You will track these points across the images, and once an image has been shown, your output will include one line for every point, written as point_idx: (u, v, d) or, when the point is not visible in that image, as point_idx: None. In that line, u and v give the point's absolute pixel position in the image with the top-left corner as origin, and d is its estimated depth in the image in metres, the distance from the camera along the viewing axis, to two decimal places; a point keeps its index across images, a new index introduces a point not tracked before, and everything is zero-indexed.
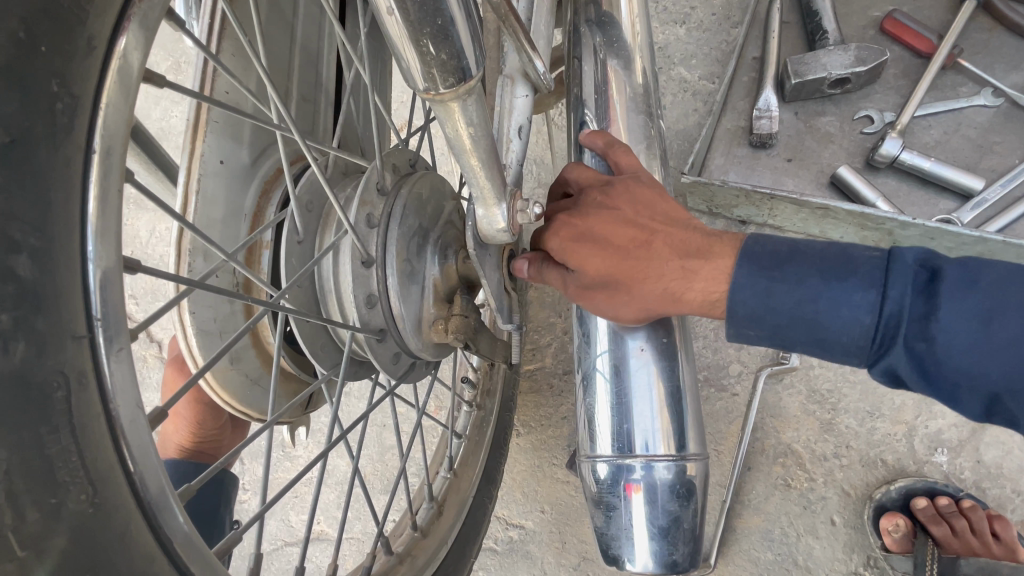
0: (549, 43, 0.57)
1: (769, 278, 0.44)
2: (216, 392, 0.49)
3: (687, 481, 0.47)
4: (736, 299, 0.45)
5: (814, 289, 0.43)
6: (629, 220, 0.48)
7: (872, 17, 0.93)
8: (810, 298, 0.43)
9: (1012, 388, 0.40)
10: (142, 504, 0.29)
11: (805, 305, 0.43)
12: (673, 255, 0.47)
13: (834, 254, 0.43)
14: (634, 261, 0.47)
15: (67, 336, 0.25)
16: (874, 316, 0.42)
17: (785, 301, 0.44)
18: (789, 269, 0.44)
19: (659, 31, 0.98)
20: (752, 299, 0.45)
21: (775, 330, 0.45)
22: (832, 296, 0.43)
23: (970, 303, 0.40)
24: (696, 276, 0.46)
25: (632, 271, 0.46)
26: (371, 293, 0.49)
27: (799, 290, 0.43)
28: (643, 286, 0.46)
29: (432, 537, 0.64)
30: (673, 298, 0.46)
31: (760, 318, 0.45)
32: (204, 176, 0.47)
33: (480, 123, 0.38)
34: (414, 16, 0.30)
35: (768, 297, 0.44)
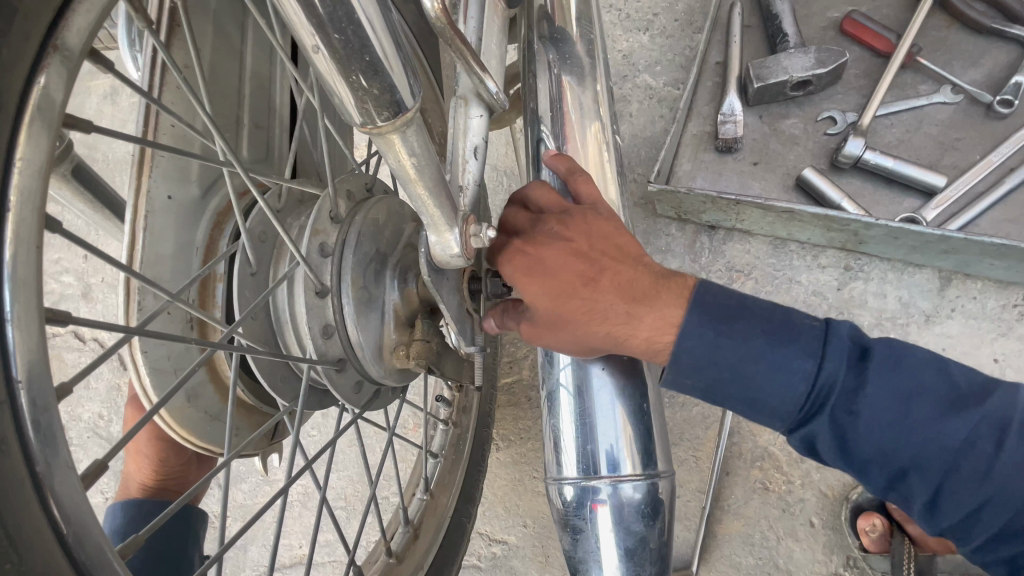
0: (502, 61, 0.57)
1: (718, 330, 0.45)
2: (174, 430, 0.48)
3: (653, 499, 0.47)
4: (681, 347, 0.45)
5: (757, 348, 0.44)
6: (584, 253, 0.47)
7: (832, 18, 0.94)
8: (753, 358, 0.44)
9: (919, 466, 0.43)
10: (77, 566, 0.28)
11: (746, 363, 0.44)
12: (619, 297, 0.46)
13: (780, 318, 0.45)
14: (579, 300, 0.46)
15: None
16: (808, 385, 0.44)
17: (728, 358, 0.45)
18: (737, 324, 0.45)
19: (622, 39, 0.99)
20: (698, 349, 0.45)
21: (713, 383, 0.46)
22: (772, 359, 0.44)
23: (894, 383, 0.43)
24: (644, 319, 0.45)
25: (577, 310, 0.46)
26: (327, 323, 0.48)
27: (743, 348, 0.44)
28: (587, 326, 0.46)
29: (408, 562, 0.63)
30: (618, 342, 0.46)
31: (702, 368, 0.45)
32: (151, 213, 0.46)
33: (423, 152, 0.38)
34: (341, 54, 0.30)
35: (713, 349, 0.45)
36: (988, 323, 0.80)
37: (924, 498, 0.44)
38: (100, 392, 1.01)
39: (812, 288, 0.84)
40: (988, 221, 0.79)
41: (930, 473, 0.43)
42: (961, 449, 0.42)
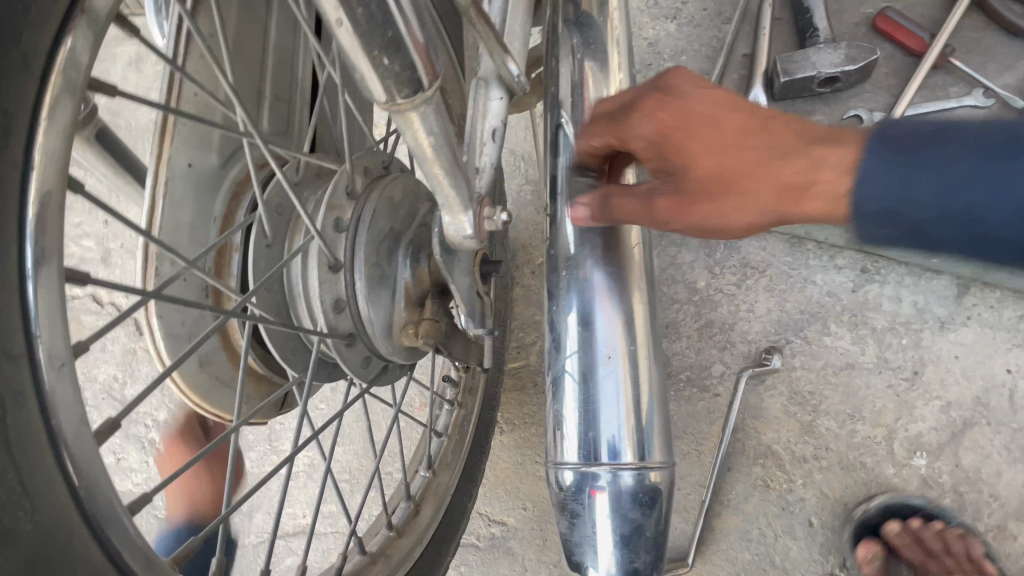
0: (525, 43, 0.56)
1: (912, 162, 0.30)
2: (187, 395, 0.48)
3: (652, 489, 0.47)
4: (868, 179, 0.32)
5: (988, 151, 0.29)
6: (736, 124, 0.38)
7: (865, 14, 0.92)
8: (965, 184, 0.29)
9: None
10: (87, 517, 0.29)
11: (962, 187, 0.29)
12: (793, 143, 0.36)
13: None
14: (748, 154, 0.37)
15: (4, 357, 0.25)
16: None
17: (921, 193, 0.30)
18: (931, 148, 0.30)
19: (649, 27, 0.97)
20: (882, 192, 0.32)
21: (917, 230, 0.31)
22: (999, 179, 0.28)
23: None
24: (818, 168, 0.35)
25: (743, 165, 0.37)
26: (339, 297, 0.49)
27: (947, 174, 0.30)
28: (751, 182, 0.37)
29: (408, 535, 0.64)
30: (787, 199, 0.36)
31: (898, 217, 0.31)
32: (170, 180, 0.47)
33: (440, 132, 0.38)
34: (364, 29, 0.30)
35: (905, 185, 0.30)
36: (1004, 333, 0.80)
37: None
38: (116, 354, 1.04)
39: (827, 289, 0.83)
40: None
41: None
42: None
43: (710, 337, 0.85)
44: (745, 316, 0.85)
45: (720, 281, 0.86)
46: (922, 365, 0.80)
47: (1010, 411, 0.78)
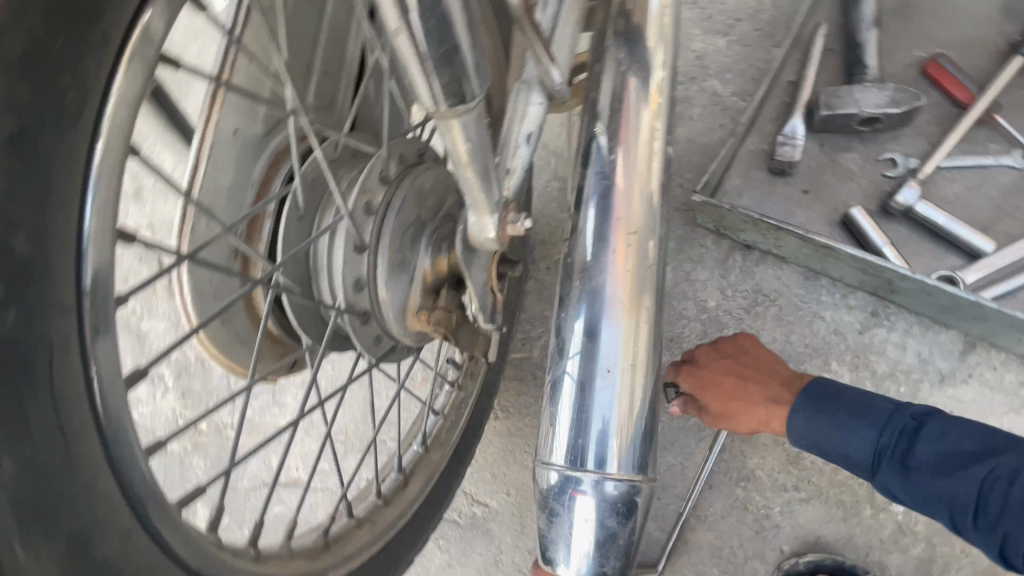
0: (572, 51, 0.57)
1: (818, 410, 0.64)
2: (207, 348, 0.51)
3: (630, 500, 0.49)
4: (794, 424, 0.66)
5: (845, 425, 0.62)
6: (739, 373, 0.72)
7: (917, 57, 0.91)
8: (837, 438, 0.63)
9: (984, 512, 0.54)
10: (110, 458, 0.32)
11: (836, 431, 0.63)
12: (762, 400, 0.69)
13: (857, 405, 0.63)
14: (739, 406, 0.71)
15: (52, 309, 0.28)
16: (870, 455, 0.62)
17: (824, 430, 0.64)
18: (832, 406, 0.64)
19: (699, 40, 0.97)
20: (801, 426, 0.65)
21: (817, 444, 0.65)
22: (849, 432, 0.62)
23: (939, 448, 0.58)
24: (757, 408, 0.69)
25: (737, 408, 0.71)
26: (360, 277, 0.51)
27: (833, 421, 0.63)
28: (747, 414, 0.70)
29: (394, 506, 0.66)
30: (765, 425, 0.70)
31: (807, 436, 0.65)
32: (216, 145, 0.48)
33: (478, 141, 0.40)
34: (420, 42, 0.31)
35: (815, 425, 0.64)
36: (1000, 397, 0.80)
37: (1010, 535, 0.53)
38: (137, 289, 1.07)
39: (834, 326, 0.84)
40: None
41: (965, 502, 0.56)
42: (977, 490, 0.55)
43: None
44: None
45: (730, 303, 0.87)
46: None
47: None
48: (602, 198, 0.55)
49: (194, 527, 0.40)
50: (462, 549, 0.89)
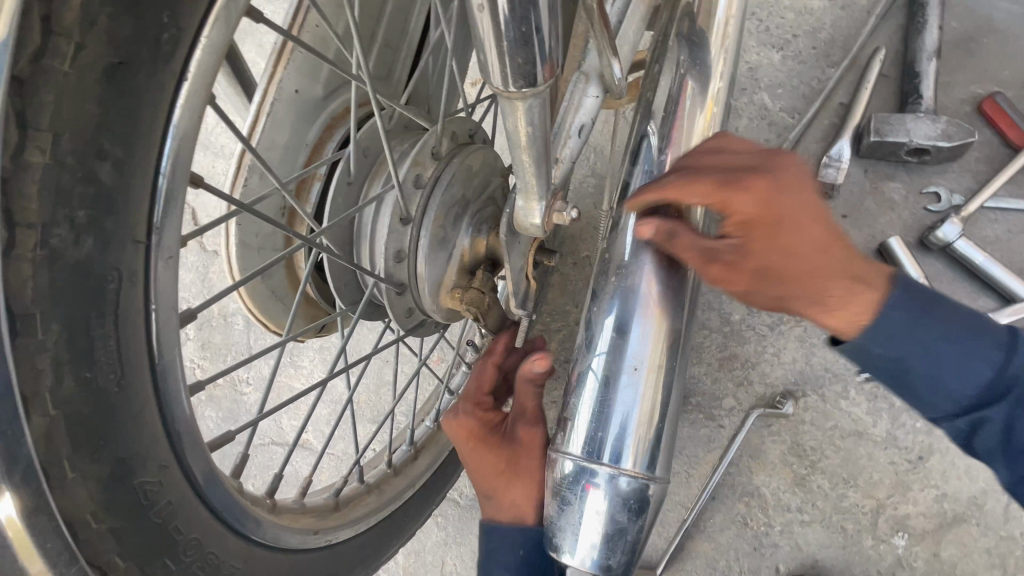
0: (634, 48, 0.57)
1: (923, 309, 0.46)
2: (245, 302, 0.52)
3: (642, 498, 0.50)
4: (882, 320, 0.46)
5: (958, 334, 0.47)
6: (817, 211, 0.42)
7: (974, 93, 0.90)
8: (937, 346, 0.46)
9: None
10: (158, 394, 0.33)
11: (942, 343, 0.46)
12: (813, 249, 0.43)
13: (966, 328, 0.47)
14: (802, 271, 0.43)
15: (123, 238, 0.29)
16: (992, 374, 0.47)
17: (926, 335, 0.46)
18: (938, 312, 0.47)
19: (754, 51, 0.97)
20: (899, 322, 0.46)
21: (899, 361, 0.47)
22: (961, 346, 0.47)
23: None
24: (819, 247, 0.43)
25: (803, 278, 0.44)
26: (402, 249, 0.51)
27: (937, 328, 0.46)
28: (812, 291, 0.45)
29: (402, 477, 0.67)
30: (824, 301, 0.45)
31: (901, 343, 0.46)
32: (278, 101, 0.50)
33: (540, 124, 0.40)
34: (501, 18, 0.31)
35: (915, 326, 0.46)
36: None
37: None
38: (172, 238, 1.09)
39: None
40: None
41: None
42: None
43: (729, 370, 0.87)
44: (769, 359, 0.86)
45: (755, 319, 0.87)
46: (929, 452, 0.80)
47: (1002, 519, 0.78)
48: None
49: (226, 476, 0.40)
50: (460, 528, 0.90)
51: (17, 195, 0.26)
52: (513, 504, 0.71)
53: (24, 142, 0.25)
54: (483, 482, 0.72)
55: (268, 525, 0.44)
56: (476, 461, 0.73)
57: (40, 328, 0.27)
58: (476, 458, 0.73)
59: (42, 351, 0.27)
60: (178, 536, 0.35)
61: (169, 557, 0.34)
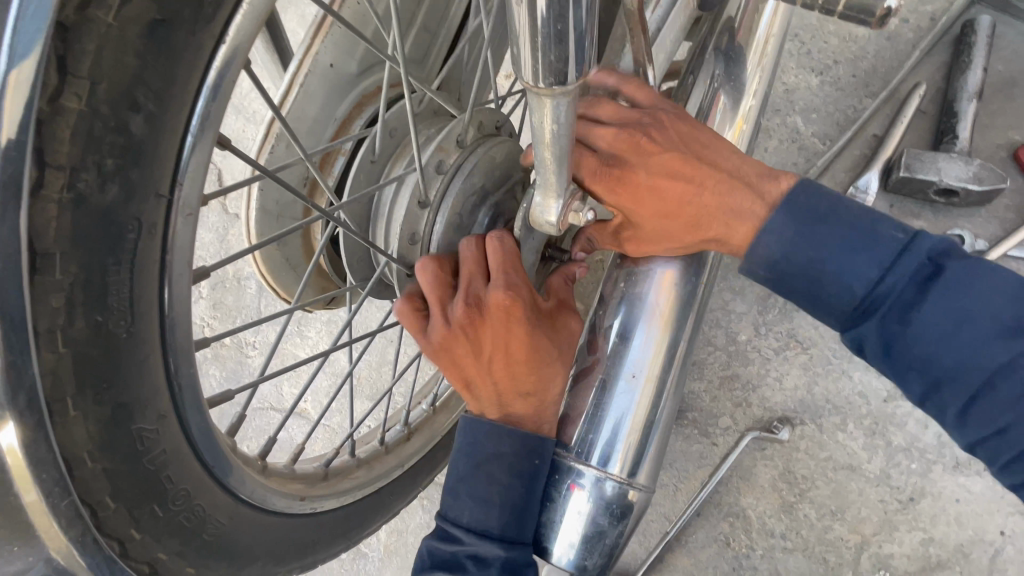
0: (670, 57, 0.57)
1: (797, 230, 0.47)
2: (260, 266, 0.54)
3: (624, 504, 0.50)
4: (762, 240, 0.48)
5: (827, 251, 0.46)
6: (672, 162, 0.49)
7: (1012, 139, 0.88)
8: (823, 258, 0.47)
9: (954, 378, 0.45)
10: (165, 345, 0.34)
11: (816, 263, 0.47)
12: (672, 192, 0.49)
13: (861, 229, 0.47)
14: (679, 211, 0.50)
15: (147, 189, 0.30)
16: (867, 289, 0.46)
17: (801, 253, 0.47)
18: (820, 227, 0.47)
19: (792, 73, 0.96)
20: (775, 245, 0.48)
21: (781, 276, 0.49)
22: (841, 260, 0.46)
23: (955, 304, 0.44)
24: (685, 194, 0.49)
25: (686, 215, 0.50)
26: (416, 232, 0.52)
27: (816, 246, 0.47)
28: (697, 222, 0.50)
29: (393, 455, 0.68)
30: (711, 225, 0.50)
31: (773, 262, 0.48)
32: (311, 73, 0.51)
33: (566, 123, 0.40)
34: (539, 15, 0.32)
35: (789, 246, 0.47)
36: (1013, 496, 0.78)
37: (957, 407, 0.45)
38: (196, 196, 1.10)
39: (860, 388, 0.83)
40: None
41: (964, 387, 0.44)
42: (984, 365, 0.43)
43: (729, 389, 0.87)
44: (771, 383, 0.86)
45: (761, 341, 0.87)
46: (920, 494, 0.79)
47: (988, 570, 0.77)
48: None
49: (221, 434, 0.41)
50: None
51: (49, 138, 0.26)
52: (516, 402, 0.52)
53: (63, 86, 0.26)
54: (493, 371, 0.51)
55: (257, 480, 0.46)
56: (496, 331, 0.49)
57: (58, 268, 0.28)
58: (497, 334, 0.49)
59: (58, 291, 0.28)
60: (168, 485, 0.35)
61: (158, 506, 0.35)
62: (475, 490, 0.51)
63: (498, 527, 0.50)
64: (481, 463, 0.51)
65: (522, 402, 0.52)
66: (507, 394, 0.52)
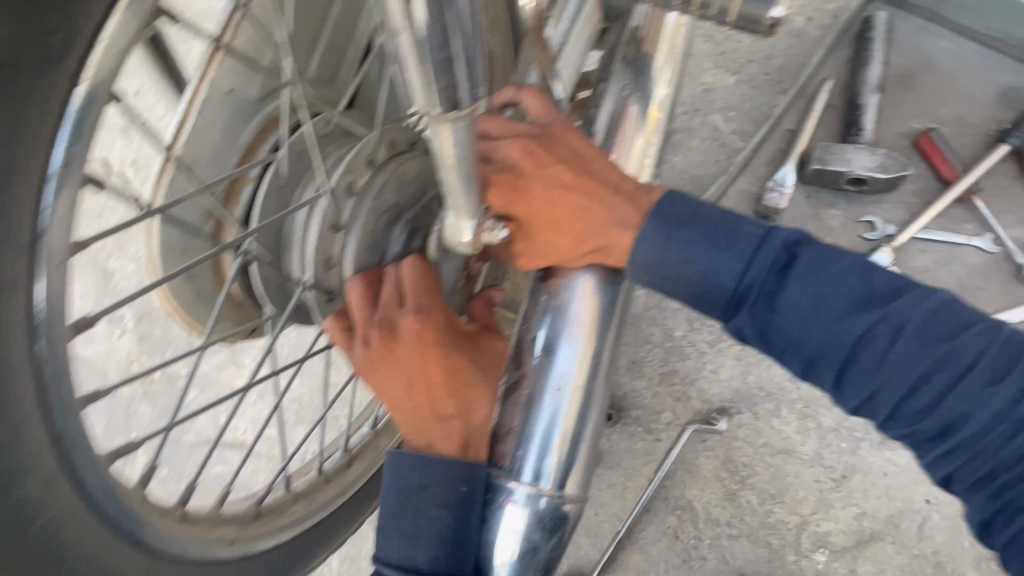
0: (579, 68, 0.58)
1: (670, 235, 0.49)
2: (167, 303, 0.51)
3: (556, 516, 0.51)
4: (638, 250, 0.50)
5: (694, 250, 0.48)
6: (564, 173, 0.50)
7: (912, 128, 0.94)
8: (689, 257, 0.49)
9: (825, 358, 0.47)
10: (43, 406, 0.32)
11: (687, 263, 0.49)
12: (563, 202, 0.50)
13: (723, 229, 0.49)
14: (568, 222, 0.50)
15: (8, 247, 0.29)
16: (735, 283, 0.48)
17: (673, 256, 0.49)
18: (686, 230, 0.49)
19: (709, 73, 0.99)
20: (650, 253, 0.49)
21: (661, 280, 0.51)
22: (708, 258, 0.48)
23: (814, 287, 0.46)
24: (574, 207, 0.50)
25: (574, 227, 0.50)
26: (330, 257, 0.51)
27: (685, 248, 0.49)
28: (586, 236, 0.51)
29: (332, 485, 0.66)
30: (599, 238, 0.51)
31: (652, 268, 0.50)
32: (209, 100, 0.47)
33: (466, 145, 0.40)
34: (423, 40, 0.32)
35: (663, 251, 0.49)
36: None
37: (832, 381, 0.47)
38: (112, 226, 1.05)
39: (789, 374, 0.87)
40: None
41: (834, 363, 0.46)
42: (855, 341, 0.45)
43: (668, 385, 0.89)
44: (707, 375, 0.88)
45: (696, 335, 0.90)
46: (851, 471, 0.83)
47: (917, 538, 0.81)
48: None
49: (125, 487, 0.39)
50: None
51: None
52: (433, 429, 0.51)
53: None
54: (413, 396, 0.51)
55: (170, 527, 0.43)
56: (410, 353, 0.51)
57: None
58: (410, 354, 0.51)
59: None
60: (64, 549, 0.34)
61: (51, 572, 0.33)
62: (400, 526, 0.48)
63: (426, 562, 0.47)
64: (408, 497, 0.49)
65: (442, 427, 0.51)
66: (429, 419, 0.51)
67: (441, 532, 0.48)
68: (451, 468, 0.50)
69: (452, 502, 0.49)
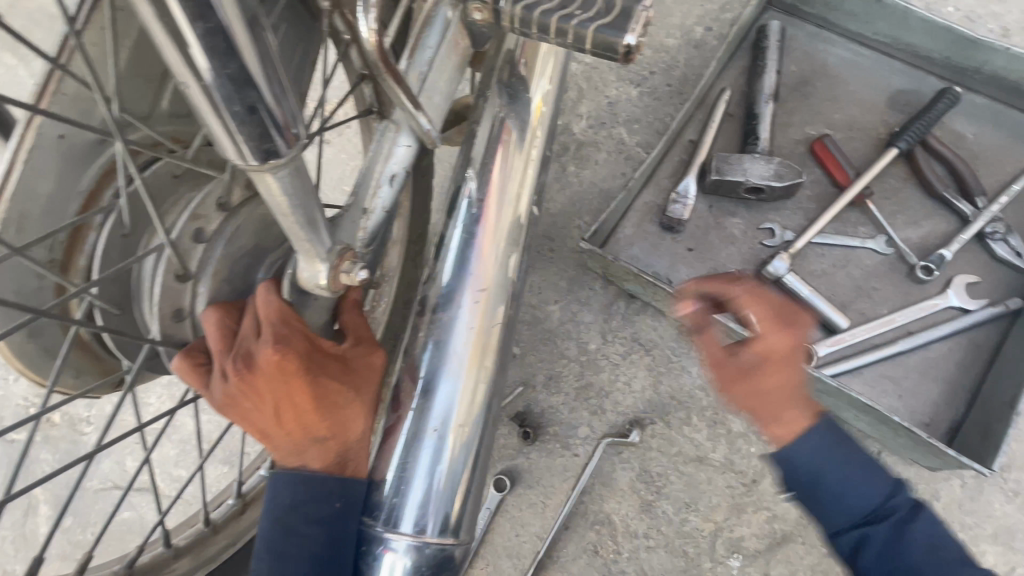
0: (450, 95, 0.56)
1: (839, 442, 0.60)
2: (7, 362, 0.47)
3: (439, 563, 0.49)
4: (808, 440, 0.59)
5: (859, 463, 0.59)
6: None
7: (808, 134, 0.96)
8: (852, 477, 0.59)
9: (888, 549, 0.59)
10: None
11: (847, 480, 0.59)
12: None
13: (870, 465, 0.60)
14: None
15: None
16: (881, 502, 0.59)
17: (840, 468, 0.59)
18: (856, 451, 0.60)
19: (613, 86, 1.00)
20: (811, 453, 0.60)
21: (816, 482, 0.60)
22: (862, 480, 0.59)
23: (934, 532, 0.59)
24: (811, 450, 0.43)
25: None
26: (181, 308, 0.49)
27: (849, 464, 0.59)
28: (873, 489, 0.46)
29: (222, 535, 0.63)
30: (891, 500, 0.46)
31: (816, 466, 0.59)
32: (36, 149, 0.44)
33: (297, 192, 0.38)
34: (211, 94, 0.30)
35: (832, 448, 0.60)
36: None
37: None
38: None
39: (699, 382, 0.88)
40: (857, 382, 0.83)
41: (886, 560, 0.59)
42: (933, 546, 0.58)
43: (584, 399, 0.89)
44: (621, 388, 0.89)
45: (609, 348, 0.90)
46: (761, 475, 0.84)
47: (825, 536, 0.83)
48: (461, 251, 0.55)
49: None
50: None
51: None
52: (305, 451, 0.52)
53: None
54: (282, 424, 0.51)
55: None
56: (273, 382, 0.49)
57: None
58: (274, 382, 0.49)
59: None
60: None
61: None
62: (271, 545, 0.51)
63: None
64: (279, 517, 0.51)
65: (318, 448, 0.52)
66: (300, 442, 0.52)
67: (309, 550, 0.51)
68: (327, 488, 0.52)
69: (325, 518, 0.51)
